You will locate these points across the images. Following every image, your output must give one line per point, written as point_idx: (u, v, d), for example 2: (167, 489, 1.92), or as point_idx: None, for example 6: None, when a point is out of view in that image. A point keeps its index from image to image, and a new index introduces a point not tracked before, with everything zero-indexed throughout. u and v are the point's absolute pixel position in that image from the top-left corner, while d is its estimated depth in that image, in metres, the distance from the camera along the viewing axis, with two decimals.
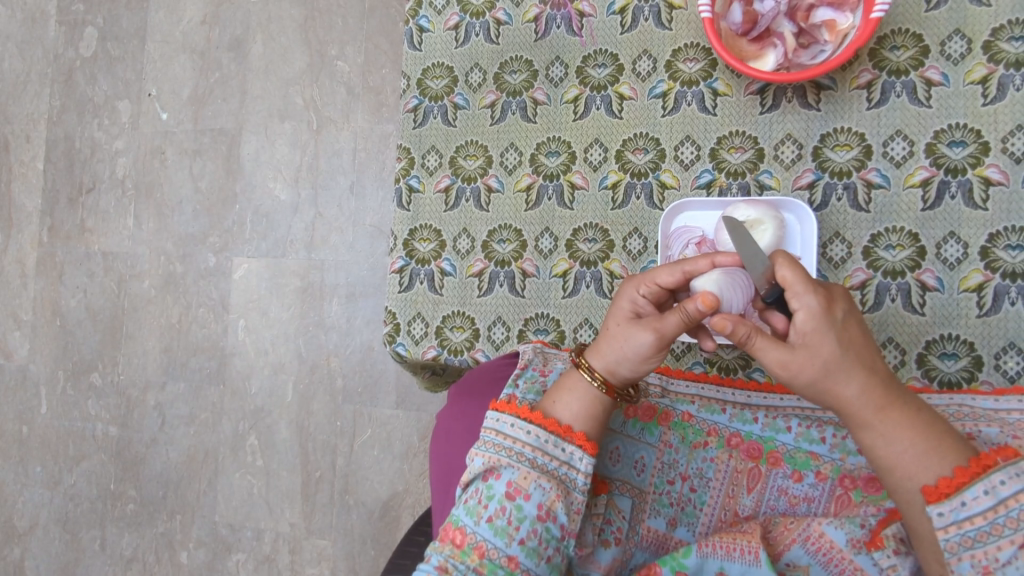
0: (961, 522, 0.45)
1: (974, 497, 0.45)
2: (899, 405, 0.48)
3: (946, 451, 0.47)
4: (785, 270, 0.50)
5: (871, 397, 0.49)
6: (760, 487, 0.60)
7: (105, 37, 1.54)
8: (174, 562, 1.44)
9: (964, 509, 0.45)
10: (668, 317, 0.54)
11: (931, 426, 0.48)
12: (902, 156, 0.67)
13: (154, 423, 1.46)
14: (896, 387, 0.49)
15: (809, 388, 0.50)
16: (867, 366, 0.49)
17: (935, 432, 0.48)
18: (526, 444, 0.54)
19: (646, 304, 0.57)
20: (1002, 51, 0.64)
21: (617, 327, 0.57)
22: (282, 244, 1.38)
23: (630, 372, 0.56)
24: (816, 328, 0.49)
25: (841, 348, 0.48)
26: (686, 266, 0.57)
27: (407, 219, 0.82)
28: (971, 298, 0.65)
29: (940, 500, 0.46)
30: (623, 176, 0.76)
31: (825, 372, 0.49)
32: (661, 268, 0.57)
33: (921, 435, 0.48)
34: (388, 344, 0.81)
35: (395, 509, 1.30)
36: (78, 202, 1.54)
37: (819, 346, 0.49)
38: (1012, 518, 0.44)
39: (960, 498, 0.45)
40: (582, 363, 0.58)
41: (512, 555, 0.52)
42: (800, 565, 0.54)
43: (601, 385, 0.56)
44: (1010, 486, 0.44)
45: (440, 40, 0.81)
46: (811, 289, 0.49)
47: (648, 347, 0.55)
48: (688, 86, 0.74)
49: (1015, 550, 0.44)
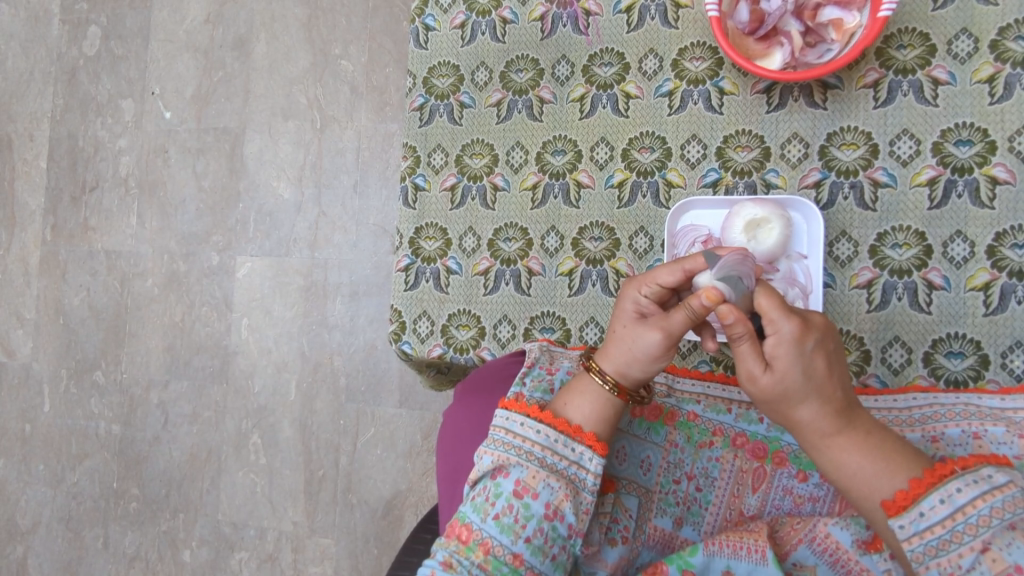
0: (922, 532, 0.45)
1: (930, 506, 0.45)
2: (853, 428, 0.49)
3: (901, 469, 0.48)
4: (762, 297, 0.50)
5: (827, 420, 0.50)
6: (766, 486, 0.60)
7: (108, 36, 1.54)
8: (176, 561, 1.44)
9: (923, 519, 0.45)
10: (675, 315, 0.53)
11: (886, 444, 0.49)
12: (908, 155, 0.67)
13: (157, 421, 1.47)
14: (852, 407, 0.50)
15: (769, 408, 0.52)
16: (827, 391, 0.49)
17: (890, 452, 0.49)
18: (536, 443, 0.54)
19: (649, 304, 0.57)
20: (1009, 50, 0.64)
21: (624, 329, 0.57)
22: (285, 243, 1.38)
23: (641, 372, 0.56)
24: (785, 356, 0.49)
25: (804, 375, 0.49)
26: (688, 265, 0.55)
27: (413, 217, 0.82)
28: (978, 297, 0.65)
29: (899, 513, 0.46)
30: (629, 175, 0.76)
31: (784, 396, 0.50)
32: (661, 268, 0.56)
33: (875, 456, 0.48)
34: (394, 342, 0.81)
35: (398, 508, 1.30)
36: (80, 201, 1.54)
37: (782, 372, 0.49)
38: (970, 524, 0.44)
39: (918, 509, 0.45)
40: (592, 366, 0.58)
41: (517, 553, 0.52)
42: (807, 565, 0.54)
43: (613, 388, 0.56)
44: (966, 493, 0.44)
45: (447, 39, 0.81)
46: (784, 316, 0.49)
47: (658, 346, 0.54)
48: (694, 86, 0.74)
49: (976, 556, 0.44)
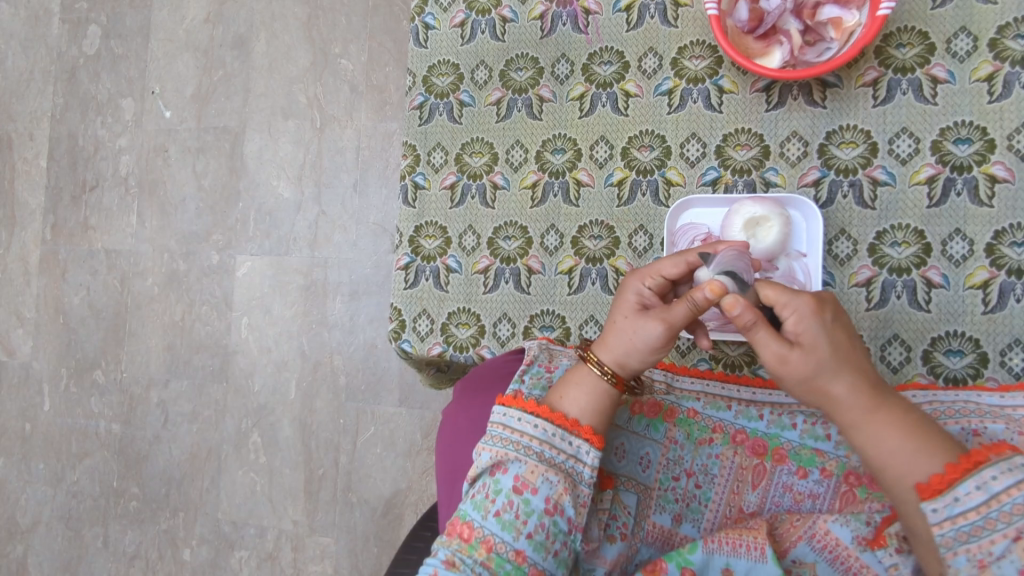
0: (955, 517, 0.44)
1: (966, 492, 0.44)
2: (889, 405, 0.49)
3: (938, 449, 0.47)
4: (767, 287, 0.52)
5: (861, 396, 0.49)
6: (766, 483, 0.60)
7: (108, 35, 1.54)
8: (176, 560, 1.44)
9: (957, 504, 0.44)
10: (677, 307, 0.54)
11: (922, 425, 0.48)
12: (907, 153, 0.67)
13: (157, 420, 1.47)
14: (886, 388, 0.50)
15: (801, 387, 0.51)
16: (857, 367, 0.50)
17: (926, 432, 0.48)
18: (533, 437, 0.54)
19: (651, 296, 0.57)
20: (1008, 49, 0.64)
21: (625, 319, 0.57)
22: (285, 242, 1.38)
23: (638, 363, 0.56)
24: (809, 331, 0.50)
25: (832, 349, 0.50)
26: (690, 258, 0.57)
27: (413, 216, 0.82)
28: (977, 295, 0.65)
29: (933, 496, 0.45)
30: (629, 174, 0.76)
31: (814, 373, 0.50)
32: (665, 260, 0.57)
33: (912, 434, 0.48)
34: (393, 340, 0.82)
35: (398, 507, 1.30)
36: (80, 200, 1.54)
37: (810, 345, 0.50)
38: (1005, 512, 0.43)
39: (953, 494, 0.44)
40: (590, 357, 0.58)
41: (520, 549, 0.52)
42: (806, 562, 0.54)
43: (611, 377, 0.56)
44: (1002, 481, 0.43)
45: (447, 39, 0.81)
46: (800, 294, 0.51)
47: (659, 338, 0.55)
48: (693, 84, 0.74)
49: (1008, 544, 0.42)
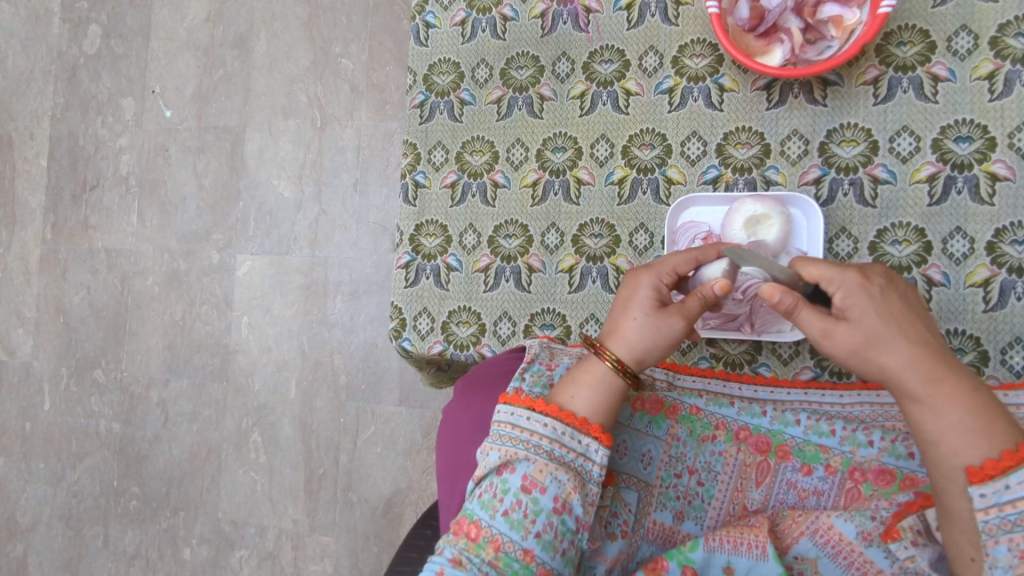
0: (1003, 504, 0.43)
1: (1019, 481, 0.43)
2: (951, 381, 0.47)
3: (997, 433, 0.45)
4: (811, 267, 0.53)
5: (920, 371, 0.48)
6: (769, 480, 0.60)
7: (108, 35, 1.54)
8: (176, 559, 1.44)
9: (1008, 492, 0.43)
10: (692, 302, 0.58)
11: (985, 405, 0.46)
12: (908, 151, 0.67)
13: (157, 419, 1.47)
14: (950, 365, 0.48)
15: (853, 359, 0.51)
16: (914, 342, 0.49)
17: (988, 413, 0.46)
18: (543, 436, 0.54)
19: (664, 292, 0.60)
20: (1009, 47, 0.64)
21: (647, 317, 0.58)
22: (285, 241, 1.38)
23: (654, 359, 0.59)
24: (857, 304, 0.50)
25: (883, 322, 0.49)
26: (699, 255, 0.61)
27: (413, 214, 0.82)
28: (977, 293, 0.65)
29: (982, 481, 0.44)
30: (629, 172, 0.76)
31: (865, 346, 0.49)
32: (678, 257, 0.60)
33: (973, 413, 0.46)
34: (394, 339, 0.81)
35: (398, 506, 1.30)
36: (81, 199, 1.54)
37: (859, 317, 0.50)
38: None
39: (1004, 481, 0.43)
40: (608, 356, 0.57)
41: (528, 548, 0.52)
42: (809, 558, 0.54)
43: (629, 375, 0.57)
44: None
45: (447, 37, 0.81)
46: (848, 269, 0.52)
47: (679, 333, 0.58)
48: (694, 82, 0.74)
49: None
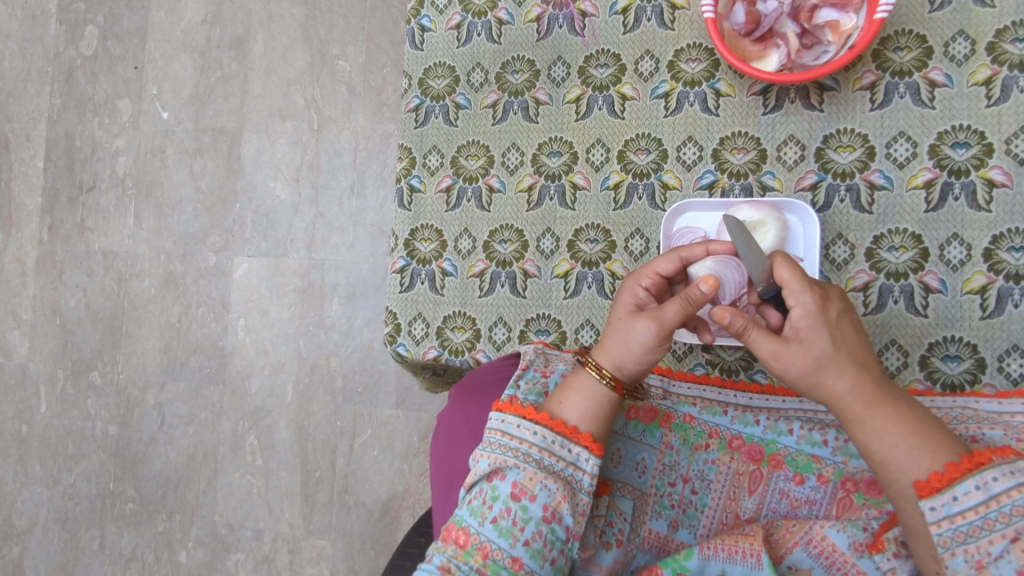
0: (953, 516, 0.46)
1: (965, 492, 0.45)
2: (893, 401, 0.50)
3: (939, 451, 0.48)
4: (783, 270, 0.53)
5: (866, 391, 0.50)
6: (762, 489, 0.60)
7: (105, 36, 1.54)
8: (173, 562, 1.44)
9: (955, 503, 0.45)
10: (667, 306, 0.55)
11: (926, 422, 0.49)
12: (905, 157, 0.67)
13: (153, 422, 1.46)
14: (892, 385, 0.51)
15: (804, 382, 0.52)
16: (861, 363, 0.51)
17: (929, 430, 0.49)
18: (532, 444, 0.54)
19: (646, 296, 0.60)
20: (1006, 53, 0.64)
21: (620, 321, 0.58)
22: (282, 243, 1.38)
23: (638, 366, 0.57)
24: (811, 325, 0.52)
25: (836, 344, 0.51)
26: (683, 253, 0.60)
27: (408, 219, 0.81)
28: (974, 300, 0.65)
29: (932, 494, 0.46)
30: (625, 177, 0.76)
31: (817, 366, 0.51)
32: (659, 257, 0.60)
33: (914, 431, 0.49)
34: (388, 344, 0.81)
35: (395, 510, 1.29)
36: (77, 201, 1.54)
37: (812, 339, 0.51)
38: (1003, 513, 0.44)
39: (952, 492, 0.46)
40: (588, 361, 0.58)
41: (517, 557, 0.51)
42: (802, 568, 0.53)
43: (609, 380, 0.57)
44: (1003, 483, 0.45)
45: (442, 40, 0.81)
46: (808, 288, 0.52)
47: (650, 336, 0.56)
48: (690, 87, 0.73)
49: (1006, 544, 0.44)
